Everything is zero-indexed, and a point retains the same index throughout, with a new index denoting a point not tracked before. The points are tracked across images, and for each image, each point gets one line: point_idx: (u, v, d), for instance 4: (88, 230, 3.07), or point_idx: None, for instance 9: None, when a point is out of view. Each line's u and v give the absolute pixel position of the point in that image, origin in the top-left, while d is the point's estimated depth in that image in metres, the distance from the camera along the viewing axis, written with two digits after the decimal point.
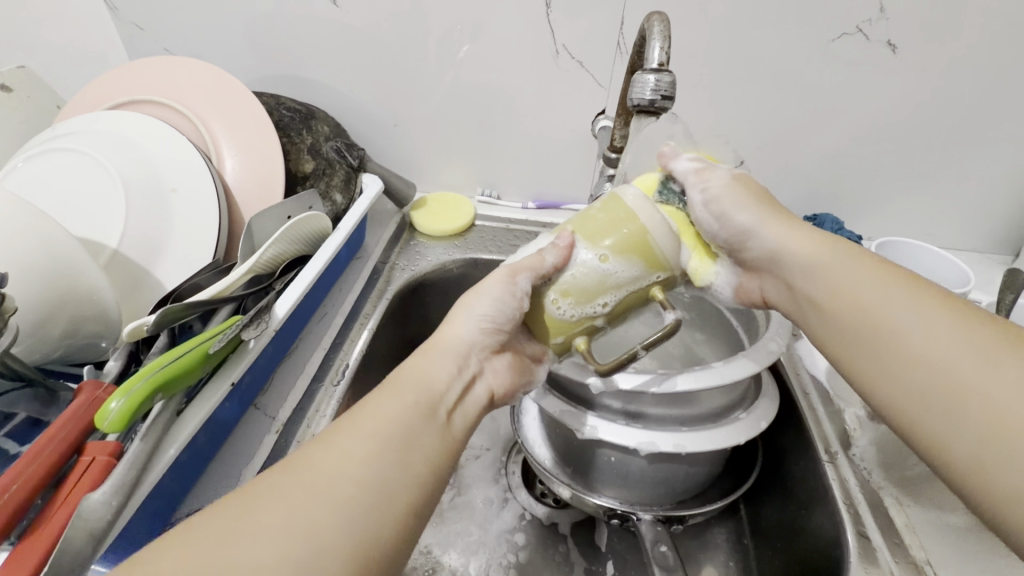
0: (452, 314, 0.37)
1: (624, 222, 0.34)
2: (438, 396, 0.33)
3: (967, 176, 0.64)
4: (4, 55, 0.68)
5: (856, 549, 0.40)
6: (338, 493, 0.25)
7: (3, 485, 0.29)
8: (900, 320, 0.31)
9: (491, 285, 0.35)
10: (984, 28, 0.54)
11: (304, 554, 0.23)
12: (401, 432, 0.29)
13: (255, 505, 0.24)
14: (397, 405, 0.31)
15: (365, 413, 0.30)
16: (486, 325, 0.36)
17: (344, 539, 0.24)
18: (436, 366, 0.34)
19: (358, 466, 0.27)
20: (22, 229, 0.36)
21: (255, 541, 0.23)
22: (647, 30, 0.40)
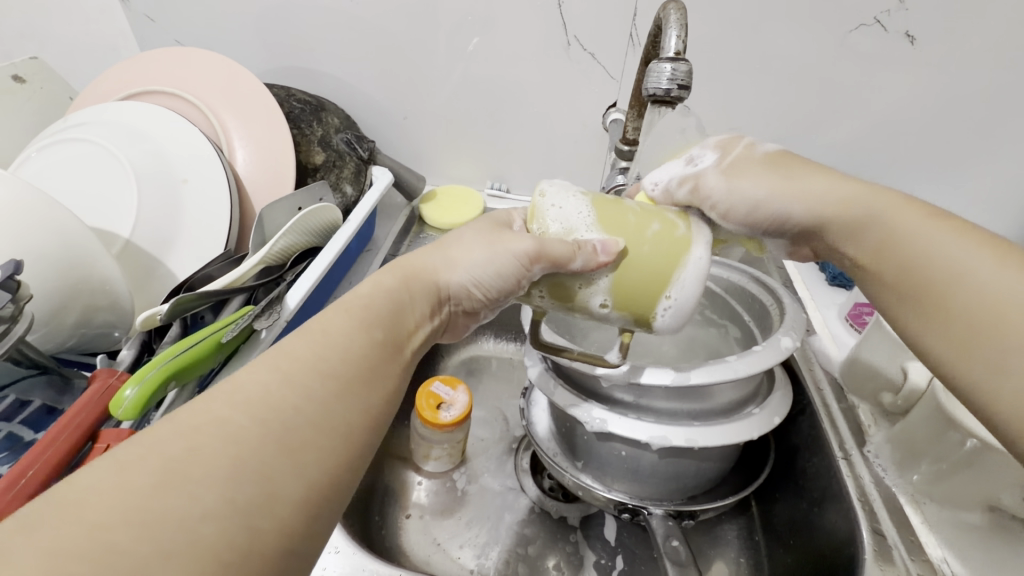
0: (450, 252, 0.37)
1: (661, 290, 0.32)
2: (405, 335, 0.32)
3: (986, 171, 0.63)
4: (19, 49, 0.68)
5: (871, 547, 0.40)
6: (294, 437, 0.23)
7: (19, 471, 0.30)
8: (941, 254, 0.32)
9: (496, 249, 0.34)
10: (1005, 19, 0.52)
11: (258, 509, 0.21)
12: (362, 372, 0.27)
13: (199, 440, 0.21)
14: (355, 337, 0.29)
15: (320, 347, 0.27)
16: (475, 285, 0.36)
17: (294, 487, 0.22)
18: (415, 304, 0.33)
19: (315, 407, 0.25)
20: (36, 219, 0.36)
21: (203, 494, 0.20)
22: (664, 18, 0.40)
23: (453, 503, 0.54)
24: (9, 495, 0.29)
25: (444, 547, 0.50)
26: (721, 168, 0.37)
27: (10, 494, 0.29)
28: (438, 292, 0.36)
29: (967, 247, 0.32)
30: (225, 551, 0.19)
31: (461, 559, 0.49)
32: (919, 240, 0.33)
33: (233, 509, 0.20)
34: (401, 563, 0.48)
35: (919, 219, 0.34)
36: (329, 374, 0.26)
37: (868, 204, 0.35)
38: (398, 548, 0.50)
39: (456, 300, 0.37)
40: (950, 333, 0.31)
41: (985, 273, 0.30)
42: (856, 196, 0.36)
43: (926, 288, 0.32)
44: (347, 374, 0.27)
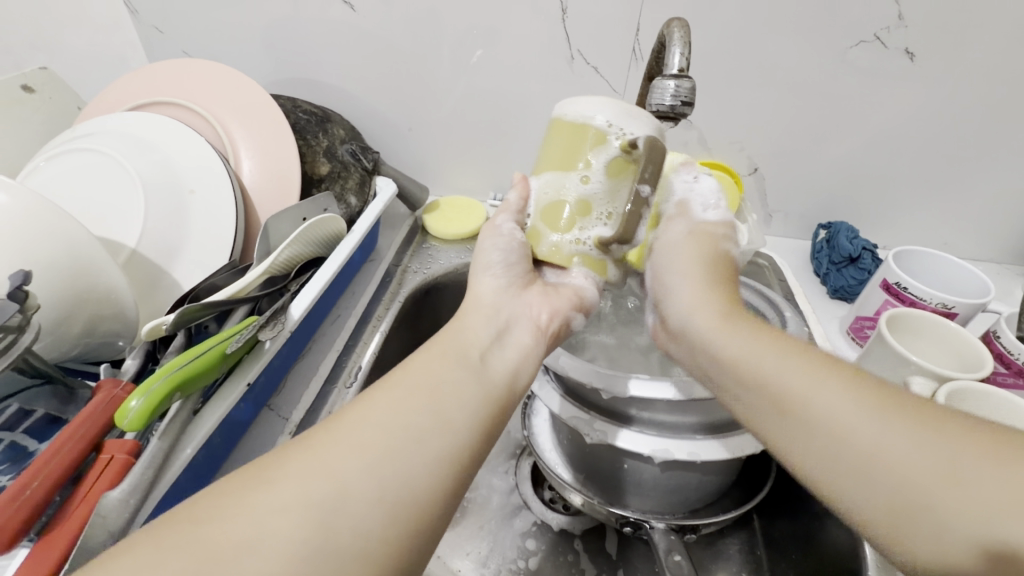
0: (474, 272, 0.39)
1: (577, 136, 0.35)
2: (466, 345, 0.32)
3: (985, 186, 0.63)
4: (28, 58, 0.69)
5: (875, 562, 0.39)
6: (372, 457, 0.24)
7: (23, 482, 0.30)
8: (820, 397, 0.29)
9: (485, 246, 0.39)
10: (1003, 37, 0.53)
11: (343, 519, 0.22)
12: (432, 381, 0.29)
13: (283, 456, 0.25)
14: (434, 363, 0.30)
15: (405, 376, 0.29)
16: (498, 276, 0.38)
17: (368, 484, 0.24)
18: (466, 323, 0.35)
19: (384, 412, 0.26)
20: (44, 228, 0.37)
21: (276, 491, 0.23)
22: (668, 36, 0.41)
23: (455, 514, 0.53)
24: (16, 504, 0.29)
25: (445, 560, 0.50)
26: (697, 227, 0.43)
27: (17, 503, 0.29)
28: (490, 302, 0.36)
29: (849, 400, 0.28)
30: (300, 544, 0.21)
31: (462, 571, 0.49)
32: (797, 387, 0.30)
33: (314, 520, 0.22)
34: None
35: (794, 368, 0.31)
36: (407, 399, 0.27)
37: (738, 345, 0.34)
38: None
39: (511, 298, 0.37)
40: (885, 506, 0.26)
41: (888, 438, 0.26)
42: (740, 343, 0.34)
43: (833, 450, 0.28)
44: (428, 399, 0.28)
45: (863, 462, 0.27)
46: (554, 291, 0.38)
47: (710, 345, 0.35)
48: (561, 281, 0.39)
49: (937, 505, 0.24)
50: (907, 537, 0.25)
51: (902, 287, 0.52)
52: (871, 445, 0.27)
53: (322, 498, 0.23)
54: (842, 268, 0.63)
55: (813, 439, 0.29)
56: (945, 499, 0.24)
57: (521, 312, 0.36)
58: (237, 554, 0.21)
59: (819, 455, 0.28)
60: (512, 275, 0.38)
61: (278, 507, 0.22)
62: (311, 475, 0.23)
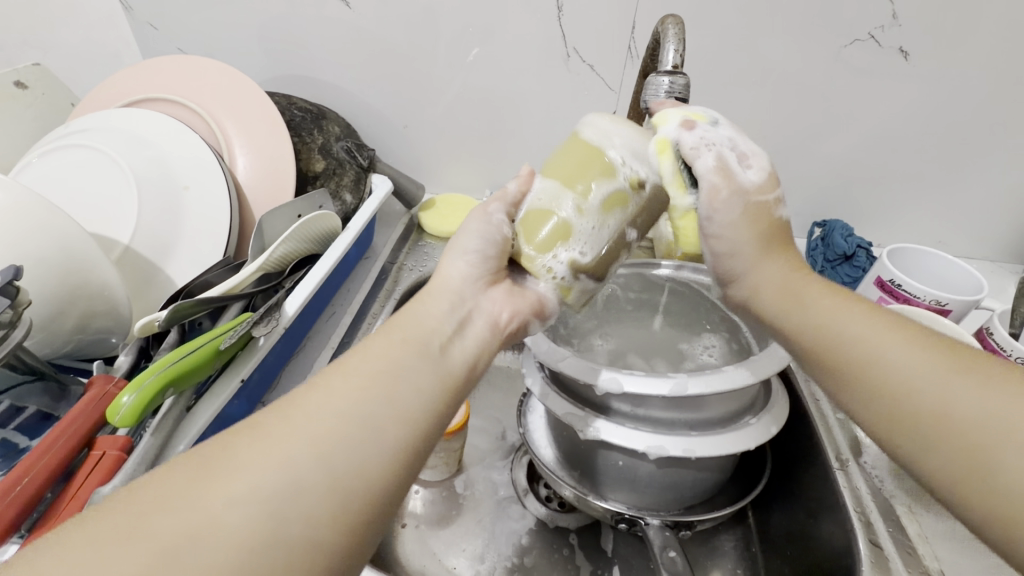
0: (444, 254, 0.35)
1: (594, 154, 0.32)
2: (428, 333, 0.30)
3: (979, 185, 0.64)
4: (21, 54, 0.69)
5: (868, 558, 0.39)
6: (320, 449, 0.23)
7: (14, 478, 0.30)
8: (882, 352, 0.29)
9: (471, 224, 0.35)
10: (997, 37, 0.53)
11: (287, 512, 0.21)
12: (389, 369, 0.27)
13: (232, 444, 0.23)
14: (390, 349, 0.28)
15: (357, 360, 0.26)
16: (471, 258, 0.34)
17: (317, 479, 0.22)
18: (430, 306, 0.31)
19: (339, 402, 0.24)
20: (35, 223, 0.36)
21: (222, 483, 0.21)
22: (662, 32, 0.41)
23: (450, 511, 0.53)
24: (6, 500, 0.29)
25: (439, 558, 0.50)
26: (748, 206, 0.35)
27: (8, 498, 0.29)
28: (456, 289, 0.33)
29: (918, 357, 0.28)
30: (245, 543, 0.20)
31: (457, 569, 0.49)
32: (864, 341, 0.30)
33: (258, 515, 0.21)
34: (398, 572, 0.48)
35: (864, 322, 0.31)
36: (356, 389, 0.25)
37: (806, 297, 0.34)
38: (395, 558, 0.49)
39: (478, 286, 0.34)
40: (930, 459, 0.26)
41: (950, 384, 0.26)
42: (813, 294, 0.34)
43: (891, 399, 0.28)
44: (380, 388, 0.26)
45: (922, 407, 0.27)
46: (519, 292, 0.35)
47: (761, 291, 0.36)
48: (528, 284, 0.36)
49: (996, 458, 0.24)
50: (970, 484, 0.24)
51: (896, 284, 0.52)
52: (937, 397, 0.27)
53: (264, 492, 0.21)
54: (837, 266, 0.64)
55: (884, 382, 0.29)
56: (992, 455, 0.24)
57: (486, 306, 0.33)
58: (180, 552, 0.19)
59: (890, 397, 0.28)
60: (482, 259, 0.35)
61: (219, 500, 0.21)
62: (253, 469, 0.22)
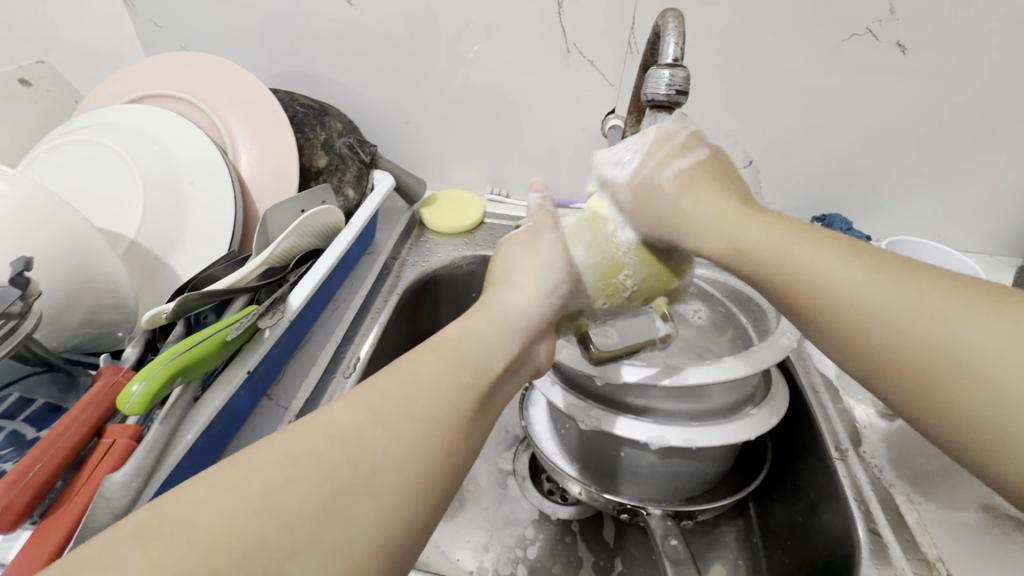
0: (517, 282, 0.35)
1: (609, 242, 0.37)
2: (490, 374, 0.29)
3: (977, 179, 0.64)
4: (24, 52, 0.69)
5: (868, 546, 0.40)
6: (371, 479, 0.23)
7: (29, 462, 0.30)
8: (839, 275, 0.29)
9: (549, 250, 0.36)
10: (995, 30, 0.53)
11: (331, 533, 0.21)
12: (450, 417, 0.26)
13: (288, 479, 0.22)
14: (445, 374, 0.27)
15: (415, 389, 0.26)
16: (554, 297, 0.35)
17: (374, 532, 0.22)
18: (501, 341, 0.31)
19: (401, 452, 0.24)
20: (45, 217, 0.37)
21: (288, 526, 0.21)
22: (662, 26, 0.41)
23: (454, 504, 0.54)
24: (20, 485, 0.30)
25: (443, 549, 0.50)
26: (633, 188, 0.36)
27: (19, 485, 0.29)
28: (519, 320, 0.33)
29: (885, 283, 0.28)
30: None
31: (461, 560, 0.49)
32: (824, 269, 0.30)
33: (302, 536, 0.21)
34: None
35: (827, 253, 0.30)
36: (408, 417, 0.25)
37: (745, 239, 0.33)
38: None
39: (540, 324, 0.34)
40: (899, 371, 0.27)
41: (924, 308, 0.27)
42: (748, 240, 0.32)
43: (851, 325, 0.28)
44: (432, 421, 0.26)
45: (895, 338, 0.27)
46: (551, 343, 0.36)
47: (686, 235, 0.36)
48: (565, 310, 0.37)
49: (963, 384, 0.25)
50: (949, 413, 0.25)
51: None
52: (902, 326, 0.27)
53: (313, 514, 0.21)
54: None
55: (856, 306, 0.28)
56: (960, 357, 0.25)
57: (538, 354, 0.35)
58: None
59: (872, 326, 0.28)
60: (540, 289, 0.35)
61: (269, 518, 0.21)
62: (305, 489, 0.22)
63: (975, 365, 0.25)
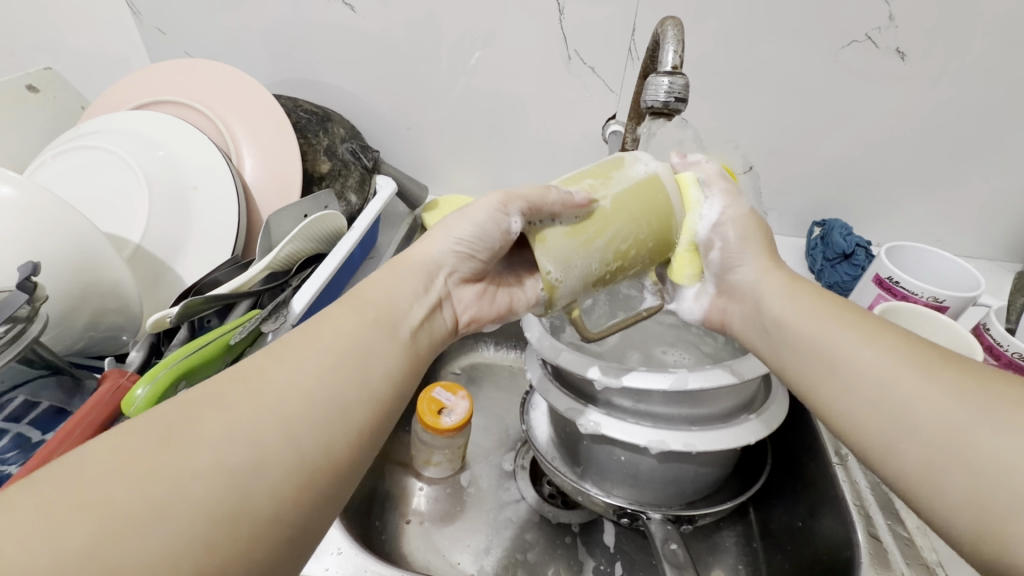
0: (429, 232, 0.37)
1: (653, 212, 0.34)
2: (400, 314, 0.32)
3: (976, 185, 0.64)
4: (31, 59, 0.70)
5: (867, 551, 0.40)
6: (261, 422, 0.23)
7: (33, 466, 0.31)
8: (851, 348, 0.31)
9: (478, 209, 0.35)
10: (992, 38, 0.54)
11: (237, 448, 0.22)
12: (356, 348, 0.28)
13: (198, 417, 0.23)
14: (347, 320, 0.29)
15: (319, 331, 0.28)
16: (461, 247, 0.36)
17: (285, 454, 0.23)
18: (403, 283, 0.33)
19: (309, 382, 0.26)
20: (54, 223, 0.37)
21: (195, 452, 0.22)
22: (661, 34, 0.42)
23: (454, 508, 0.54)
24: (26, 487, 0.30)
25: (444, 553, 0.50)
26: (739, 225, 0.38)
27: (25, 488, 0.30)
28: (426, 266, 0.35)
29: (903, 370, 0.29)
30: (220, 510, 0.21)
31: (462, 564, 0.49)
32: (839, 341, 0.32)
33: (185, 487, 0.21)
34: (403, 566, 0.49)
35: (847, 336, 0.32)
36: (305, 372, 0.26)
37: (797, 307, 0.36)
38: (399, 551, 0.50)
39: (449, 273, 0.36)
40: (883, 444, 0.28)
41: (923, 395, 0.28)
42: (792, 310, 0.36)
43: (862, 410, 0.30)
44: (331, 370, 0.27)
45: (897, 423, 0.28)
46: (491, 294, 0.39)
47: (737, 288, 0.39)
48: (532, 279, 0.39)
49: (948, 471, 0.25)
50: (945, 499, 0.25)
51: (894, 281, 0.53)
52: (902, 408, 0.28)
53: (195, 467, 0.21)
54: (837, 265, 0.64)
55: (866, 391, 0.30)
56: (940, 447, 0.26)
57: (456, 300, 0.37)
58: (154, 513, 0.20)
59: (877, 415, 0.29)
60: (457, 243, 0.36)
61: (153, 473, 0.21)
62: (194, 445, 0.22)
63: (952, 477, 0.25)
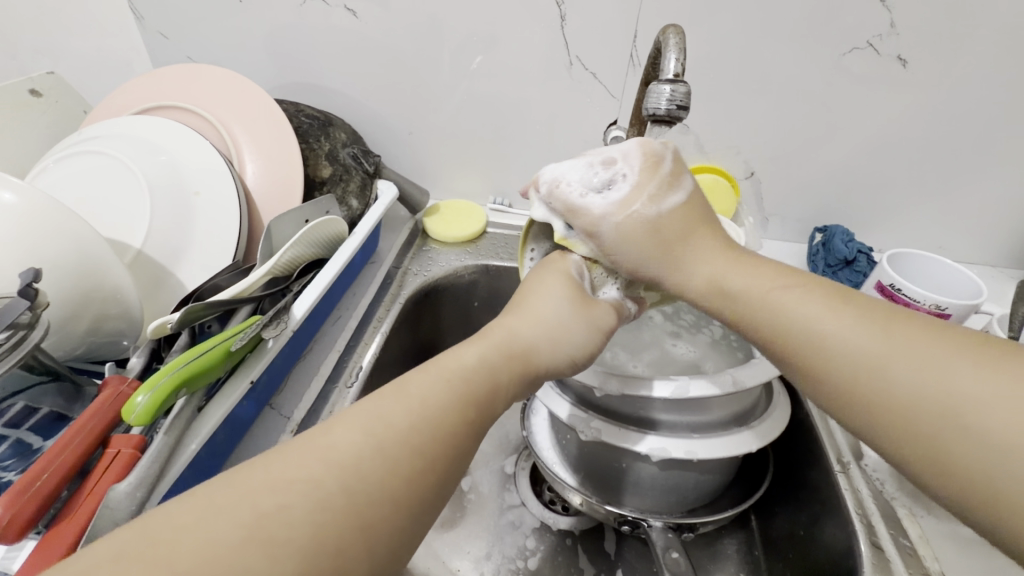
0: (537, 310, 0.34)
1: (605, 234, 0.37)
2: (486, 393, 0.29)
3: (977, 192, 0.64)
4: (34, 63, 0.70)
5: (869, 560, 0.40)
6: (333, 500, 0.22)
7: (32, 474, 0.30)
8: (826, 326, 0.29)
9: (601, 313, 0.35)
10: (993, 45, 0.54)
11: (308, 535, 0.21)
12: (439, 432, 0.26)
13: (283, 486, 0.22)
14: (433, 389, 0.28)
15: (408, 402, 0.27)
16: (579, 354, 0.34)
17: (354, 543, 0.22)
18: (497, 365, 0.31)
19: (387, 469, 0.24)
20: (53, 228, 0.37)
21: (269, 534, 0.20)
22: (663, 42, 0.42)
23: (455, 514, 0.54)
24: (25, 496, 0.30)
25: (444, 560, 0.50)
26: (615, 224, 0.35)
27: (25, 496, 0.30)
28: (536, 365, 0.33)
29: (876, 335, 0.28)
30: None
31: (462, 571, 0.49)
32: (807, 322, 0.30)
33: (229, 541, 0.20)
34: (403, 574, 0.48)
35: (816, 303, 0.30)
36: (378, 441, 0.24)
37: (730, 285, 0.33)
38: None
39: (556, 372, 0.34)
40: (902, 437, 0.26)
41: (908, 361, 0.26)
42: (737, 279, 0.33)
43: (859, 385, 0.27)
44: (396, 454, 0.24)
45: (899, 396, 0.26)
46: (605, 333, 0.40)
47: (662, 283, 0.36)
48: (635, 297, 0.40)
49: (963, 447, 0.24)
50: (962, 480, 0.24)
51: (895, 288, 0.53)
52: (891, 379, 0.26)
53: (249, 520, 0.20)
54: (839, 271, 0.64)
55: (857, 366, 0.28)
56: (975, 440, 0.23)
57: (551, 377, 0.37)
58: None
59: (879, 390, 0.27)
60: (554, 315, 0.34)
61: (210, 519, 0.20)
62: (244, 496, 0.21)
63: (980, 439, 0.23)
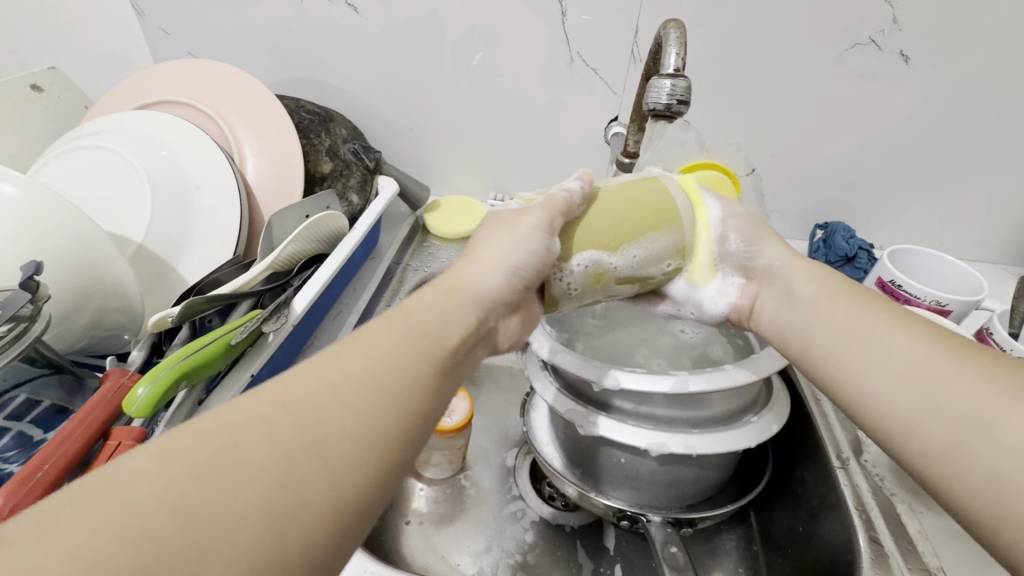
0: (481, 256, 0.33)
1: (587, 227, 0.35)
2: (446, 334, 0.28)
3: (979, 189, 0.64)
4: (35, 58, 0.70)
5: (868, 556, 0.40)
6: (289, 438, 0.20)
7: (35, 463, 0.31)
8: (887, 340, 0.30)
9: (524, 234, 0.33)
10: (996, 41, 0.54)
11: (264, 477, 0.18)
12: (403, 369, 0.24)
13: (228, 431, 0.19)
14: (399, 345, 0.25)
15: (363, 344, 0.25)
16: (515, 276, 0.33)
17: (317, 489, 0.19)
18: (454, 309, 0.29)
19: (352, 406, 0.22)
20: (56, 221, 0.38)
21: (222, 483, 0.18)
22: (664, 36, 0.41)
23: (454, 509, 0.54)
24: (28, 484, 0.30)
25: (443, 554, 0.50)
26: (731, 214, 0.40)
27: (26, 486, 0.30)
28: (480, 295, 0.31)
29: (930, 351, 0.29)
30: (255, 551, 0.17)
31: (461, 565, 0.49)
32: (878, 331, 0.31)
33: (176, 483, 0.17)
34: (402, 567, 0.49)
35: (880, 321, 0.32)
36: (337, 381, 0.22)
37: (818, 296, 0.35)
38: (397, 551, 0.50)
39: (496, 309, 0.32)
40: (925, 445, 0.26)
41: (947, 375, 0.27)
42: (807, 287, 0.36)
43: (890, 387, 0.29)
44: (359, 390, 0.23)
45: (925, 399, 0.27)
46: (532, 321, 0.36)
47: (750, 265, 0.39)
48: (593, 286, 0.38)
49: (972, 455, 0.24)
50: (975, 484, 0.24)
51: (896, 284, 0.53)
52: (923, 387, 0.28)
53: (211, 495, 0.17)
54: (839, 267, 0.64)
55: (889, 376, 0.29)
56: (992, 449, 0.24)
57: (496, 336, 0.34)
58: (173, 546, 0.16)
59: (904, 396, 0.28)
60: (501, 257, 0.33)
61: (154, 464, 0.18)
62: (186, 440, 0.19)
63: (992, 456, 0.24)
